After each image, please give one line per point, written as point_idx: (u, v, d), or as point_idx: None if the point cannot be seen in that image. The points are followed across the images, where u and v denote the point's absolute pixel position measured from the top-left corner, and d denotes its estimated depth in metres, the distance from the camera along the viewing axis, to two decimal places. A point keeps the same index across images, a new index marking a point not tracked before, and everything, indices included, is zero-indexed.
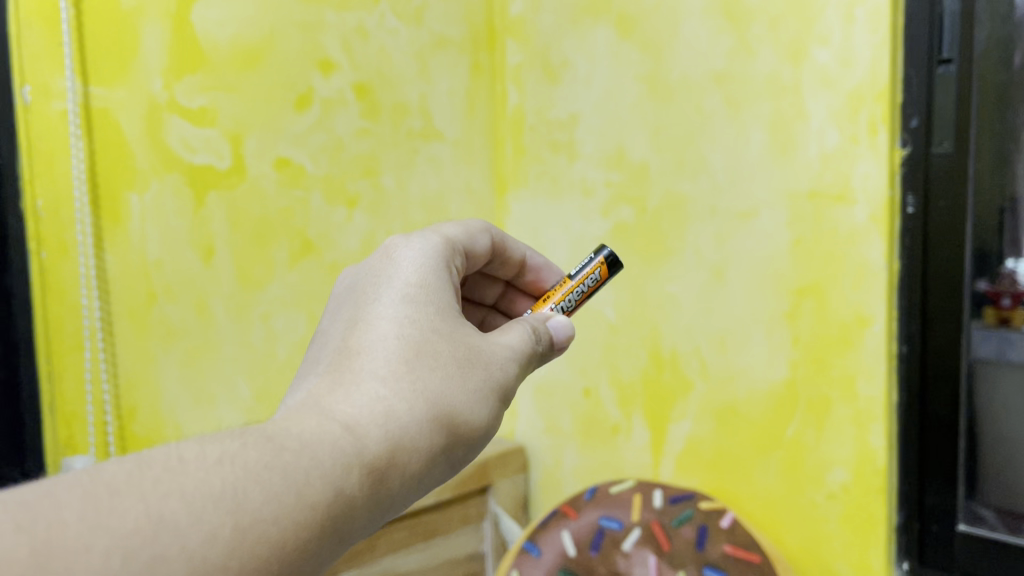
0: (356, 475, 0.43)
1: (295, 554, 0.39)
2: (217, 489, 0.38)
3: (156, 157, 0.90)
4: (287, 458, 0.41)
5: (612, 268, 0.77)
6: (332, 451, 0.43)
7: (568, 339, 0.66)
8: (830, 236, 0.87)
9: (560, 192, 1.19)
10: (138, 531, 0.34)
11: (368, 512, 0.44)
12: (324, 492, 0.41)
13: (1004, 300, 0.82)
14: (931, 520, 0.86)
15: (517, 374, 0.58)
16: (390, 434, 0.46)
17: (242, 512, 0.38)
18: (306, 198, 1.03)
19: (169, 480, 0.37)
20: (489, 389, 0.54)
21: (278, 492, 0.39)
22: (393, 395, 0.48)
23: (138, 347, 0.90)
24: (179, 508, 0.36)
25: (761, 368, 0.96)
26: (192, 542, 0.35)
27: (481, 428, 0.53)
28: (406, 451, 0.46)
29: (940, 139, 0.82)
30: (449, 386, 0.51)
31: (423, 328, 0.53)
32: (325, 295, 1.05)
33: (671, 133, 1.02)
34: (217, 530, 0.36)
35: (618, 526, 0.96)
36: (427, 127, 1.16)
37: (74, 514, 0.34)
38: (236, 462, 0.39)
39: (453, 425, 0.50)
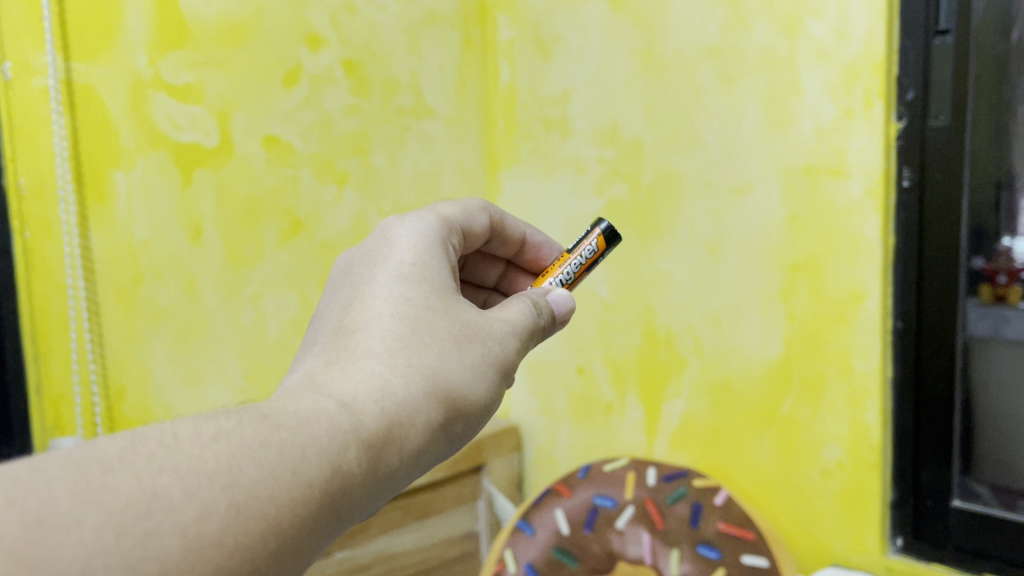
0: (353, 451, 0.42)
1: (293, 529, 0.39)
2: (212, 465, 0.37)
3: (142, 134, 0.88)
4: (283, 435, 0.40)
5: (612, 241, 0.76)
6: (328, 428, 0.42)
7: (568, 315, 0.65)
8: (825, 212, 0.86)
9: (552, 170, 1.18)
10: (131, 507, 0.33)
11: (367, 489, 0.43)
12: (321, 469, 0.40)
13: (999, 277, 0.80)
14: (926, 497, 0.85)
15: (519, 350, 0.57)
16: (388, 411, 0.45)
17: (239, 487, 0.37)
18: (296, 175, 1.01)
19: (163, 457, 0.36)
20: (489, 365, 0.53)
21: (274, 469, 0.38)
22: (391, 372, 0.47)
23: (126, 328, 0.90)
24: (172, 484, 0.35)
25: (756, 346, 0.95)
26: (187, 517, 0.34)
27: (481, 405, 0.52)
28: (405, 427, 0.46)
29: (937, 112, 0.80)
30: (448, 362, 0.50)
31: (420, 306, 0.52)
32: (315, 274, 1.05)
33: (664, 110, 1.01)
34: (212, 506, 0.35)
35: (612, 504, 0.96)
36: (417, 104, 1.15)
37: (66, 490, 0.33)
38: (231, 439, 0.39)
39: (452, 402, 0.49)
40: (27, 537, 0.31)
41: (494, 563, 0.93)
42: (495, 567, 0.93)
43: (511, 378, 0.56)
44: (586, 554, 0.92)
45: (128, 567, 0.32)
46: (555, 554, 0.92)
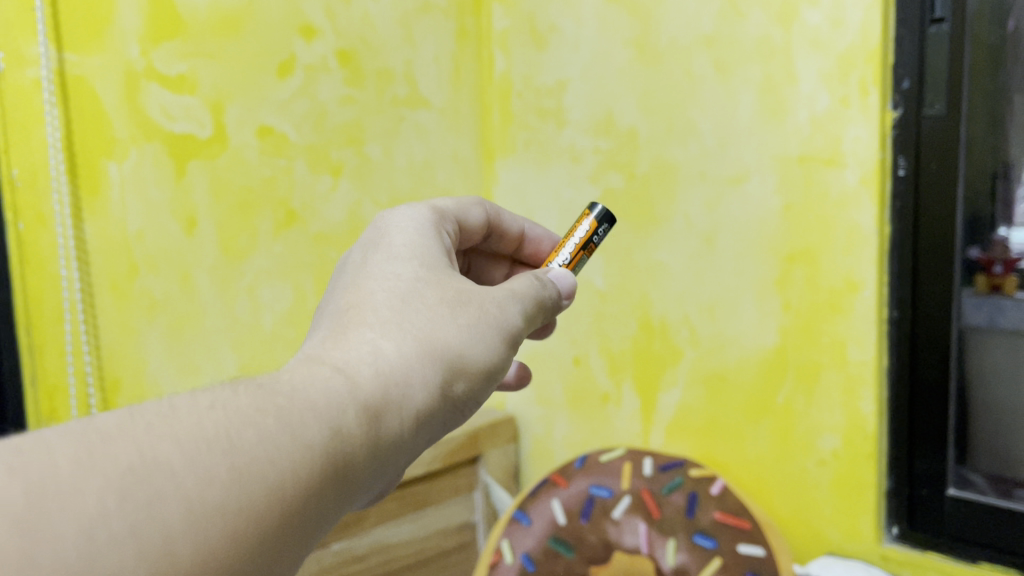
0: (352, 415, 0.41)
1: (301, 492, 0.37)
2: (211, 432, 0.36)
3: (135, 125, 0.88)
4: (280, 402, 0.39)
5: (606, 231, 0.76)
6: (323, 392, 0.41)
7: (571, 292, 0.65)
8: (820, 201, 0.86)
9: (548, 160, 1.18)
10: (132, 472, 0.32)
11: (373, 455, 0.42)
12: (322, 433, 0.39)
13: (995, 267, 0.80)
14: (921, 486, 0.85)
15: (524, 318, 0.56)
16: (384, 377, 0.44)
17: (240, 449, 0.36)
18: (290, 167, 1.01)
19: (161, 424, 0.35)
20: (492, 330, 0.52)
21: (275, 435, 0.37)
22: (386, 341, 0.46)
23: (121, 320, 0.89)
24: (172, 451, 0.34)
25: (751, 336, 0.95)
26: (189, 481, 0.33)
27: (487, 372, 0.51)
28: (405, 392, 0.45)
29: (932, 101, 0.80)
30: (447, 328, 0.49)
31: (415, 282, 0.51)
32: (309, 265, 1.04)
33: (660, 99, 1.01)
34: (214, 471, 0.34)
35: (608, 493, 0.96)
36: (412, 94, 1.15)
37: (65, 458, 0.32)
38: (230, 407, 0.38)
39: (456, 367, 0.48)
40: (25, 504, 0.29)
41: (491, 554, 0.93)
42: (492, 558, 0.93)
43: (515, 348, 0.55)
44: (582, 543, 0.92)
45: (131, 532, 0.31)
46: (552, 543, 0.92)
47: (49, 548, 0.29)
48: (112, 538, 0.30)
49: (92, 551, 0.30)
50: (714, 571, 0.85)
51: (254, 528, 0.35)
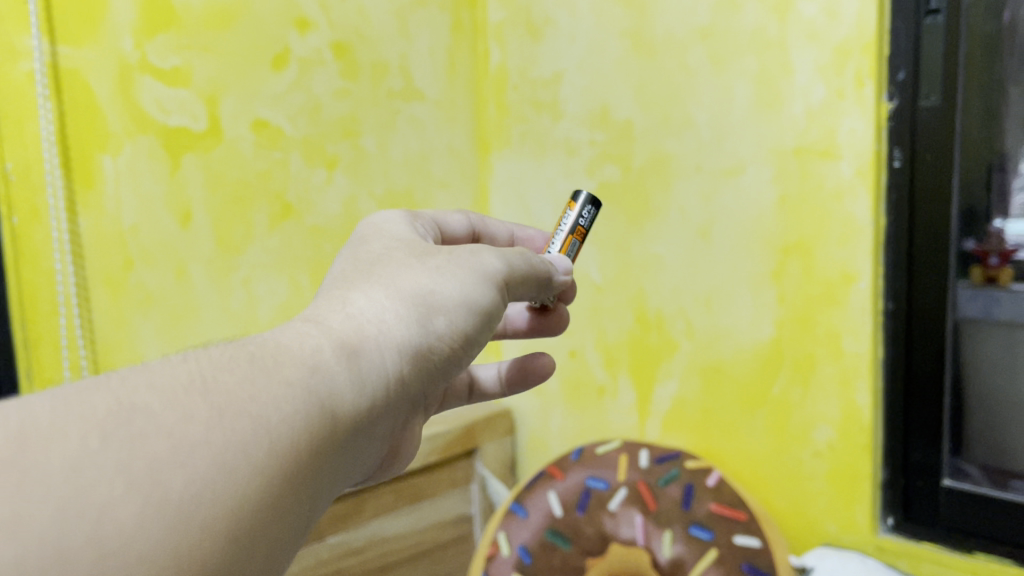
0: (329, 357, 0.41)
1: (289, 429, 0.37)
2: (187, 379, 0.36)
3: (129, 118, 0.88)
4: (251, 352, 0.39)
5: (592, 211, 0.71)
6: (295, 342, 0.41)
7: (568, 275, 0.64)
8: (816, 193, 0.86)
9: (543, 153, 1.18)
10: (111, 416, 0.32)
11: (358, 390, 0.41)
12: (297, 373, 0.39)
13: (991, 258, 0.80)
14: (916, 477, 0.86)
15: (515, 260, 0.55)
16: (359, 322, 0.44)
17: (216, 390, 0.36)
18: (285, 160, 1.01)
19: (136, 377, 0.35)
20: (478, 269, 0.51)
21: (250, 377, 0.37)
22: (358, 295, 0.46)
23: (116, 314, 0.89)
24: (149, 396, 0.34)
25: (746, 328, 0.95)
26: (169, 417, 0.33)
27: (478, 310, 0.50)
28: (382, 332, 0.44)
29: (927, 93, 0.79)
30: (424, 272, 0.49)
31: (387, 249, 0.52)
32: (304, 259, 1.04)
33: (655, 91, 1.01)
34: (193, 410, 0.34)
35: (605, 486, 0.96)
36: (407, 87, 1.14)
37: (46, 409, 0.32)
38: (202, 360, 0.38)
39: (438, 304, 0.47)
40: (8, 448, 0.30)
41: (488, 546, 0.94)
42: (488, 550, 0.93)
43: (508, 295, 0.54)
44: (579, 536, 0.93)
45: (118, 464, 0.31)
46: (548, 536, 0.93)
47: (36, 483, 0.29)
48: (99, 471, 0.30)
49: (80, 484, 0.30)
50: (709, 563, 0.85)
51: (247, 458, 0.34)
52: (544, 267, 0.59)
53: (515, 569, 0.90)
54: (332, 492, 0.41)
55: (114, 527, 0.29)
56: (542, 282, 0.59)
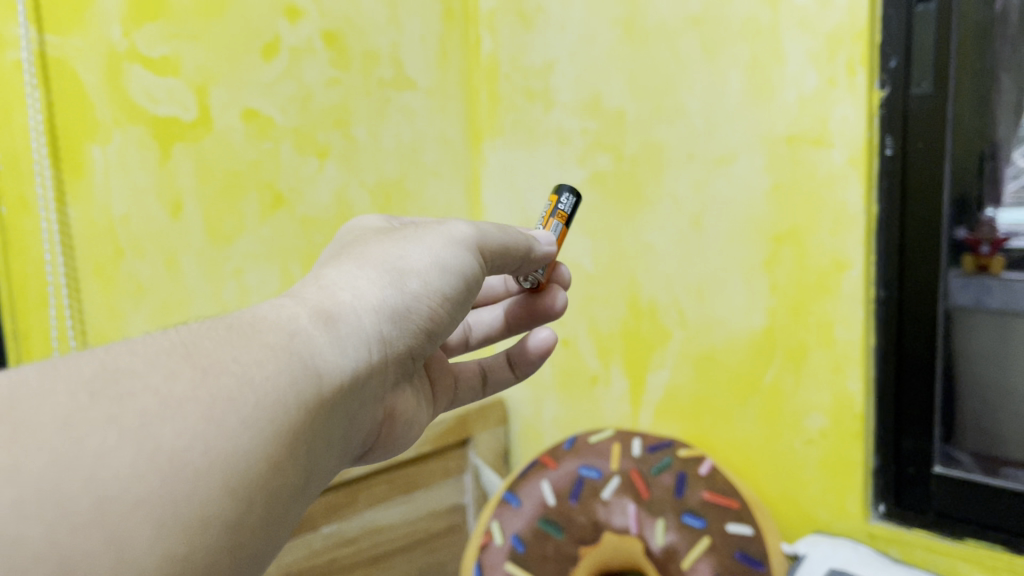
0: (306, 320, 0.41)
1: (274, 384, 0.37)
2: (169, 345, 0.36)
3: (118, 108, 0.87)
4: (229, 321, 0.40)
5: (572, 198, 0.70)
6: (273, 311, 0.41)
7: (549, 252, 0.63)
8: (808, 180, 0.86)
9: (535, 142, 1.17)
10: (98, 377, 0.33)
11: (340, 352, 0.42)
12: (276, 334, 0.39)
13: (982, 247, 0.80)
14: (907, 463, 0.86)
15: (493, 229, 0.55)
16: (336, 290, 0.45)
17: (198, 354, 0.36)
18: (276, 149, 1.00)
19: (119, 346, 0.36)
20: (453, 237, 0.51)
21: (229, 341, 0.38)
22: (333, 270, 0.47)
23: (107, 305, 0.89)
24: (133, 359, 0.34)
25: (739, 316, 0.95)
26: (155, 377, 0.34)
27: (457, 276, 0.50)
28: (359, 298, 0.45)
29: (919, 81, 0.79)
30: (396, 244, 0.49)
31: (361, 235, 0.53)
32: (296, 249, 1.04)
33: (648, 79, 1.01)
34: (177, 369, 0.35)
35: (597, 475, 0.97)
36: (399, 76, 1.14)
37: (36, 373, 0.32)
38: (182, 331, 0.38)
39: (414, 270, 0.48)
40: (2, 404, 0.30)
41: (481, 535, 0.94)
42: (482, 539, 0.93)
43: (488, 266, 0.54)
44: (572, 524, 0.93)
45: (109, 418, 0.31)
46: (541, 524, 0.93)
47: (30, 434, 0.29)
48: (90, 423, 0.31)
49: (73, 436, 0.30)
50: (703, 550, 0.85)
51: (236, 412, 0.35)
52: (525, 237, 0.59)
53: (509, 559, 0.90)
54: (327, 455, 0.41)
55: (110, 473, 0.30)
56: (524, 256, 0.59)
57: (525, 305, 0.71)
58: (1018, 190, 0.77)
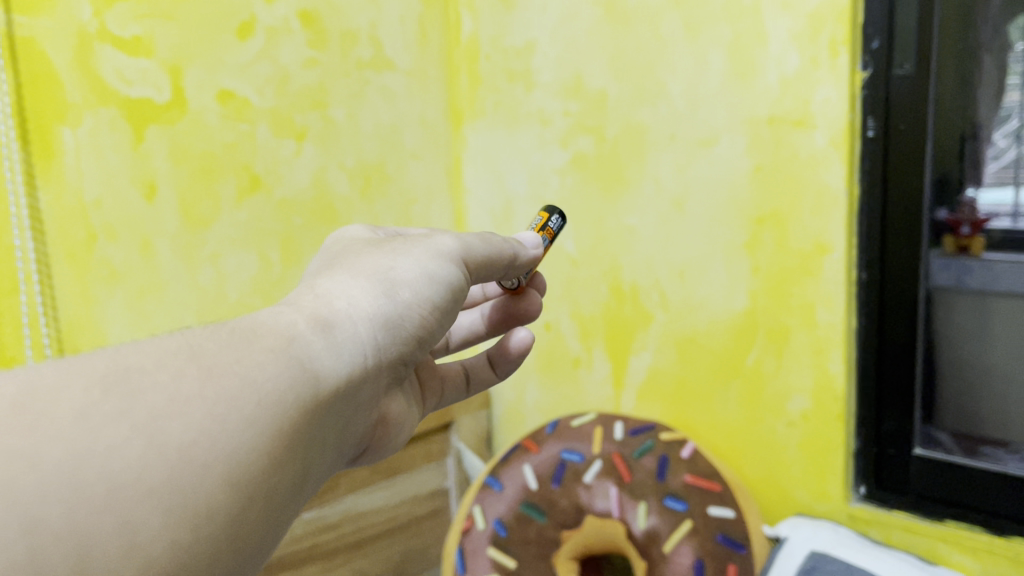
0: (305, 325, 0.40)
1: (277, 386, 0.36)
2: (174, 346, 0.36)
3: (89, 89, 0.85)
4: (229, 325, 0.39)
5: (561, 223, 0.69)
6: (272, 315, 0.40)
7: (538, 252, 0.63)
8: (789, 162, 0.85)
9: (517, 123, 1.16)
10: (108, 373, 0.32)
11: (338, 357, 0.41)
12: (277, 337, 0.38)
13: (963, 228, 0.81)
14: (888, 445, 0.86)
15: (479, 241, 0.54)
16: (332, 296, 0.44)
17: (204, 354, 0.35)
18: (252, 131, 0.99)
19: (128, 344, 0.35)
20: (440, 249, 0.50)
21: (232, 344, 0.37)
22: (327, 277, 0.46)
23: (80, 290, 0.88)
24: (141, 357, 0.34)
25: (721, 299, 0.95)
26: (162, 375, 0.33)
27: (448, 285, 0.49)
28: (353, 306, 0.43)
29: (901, 61, 0.78)
30: (390, 253, 0.48)
31: (354, 243, 0.52)
32: (273, 233, 1.02)
33: (629, 60, 1.00)
34: (184, 368, 0.34)
35: (580, 458, 0.96)
36: (377, 57, 1.12)
37: (51, 368, 0.32)
38: (185, 332, 0.38)
39: (405, 280, 0.47)
40: (16, 398, 0.30)
41: (464, 520, 0.95)
42: (465, 524, 0.94)
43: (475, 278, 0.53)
44: (554, 508, 0.93)
45: (122, 412, 0.31)
46: (523, 509, 0.93)
47: (47, 424, 0.29)
48: (103, 417, 0.30)
49: (87, 427, 0.30)
50: (684, 534, 0.85)
51: (239, 412, 0.34)
52: (509, 245, 0.58)
53: (492, 544, 0.91)
54: (324, 459, 0.40)
55: (119, 465, 0.29)
56: (509, 265, 0.58)
57: (504, 308, 0.71)
58: (999, 171, 0.79)
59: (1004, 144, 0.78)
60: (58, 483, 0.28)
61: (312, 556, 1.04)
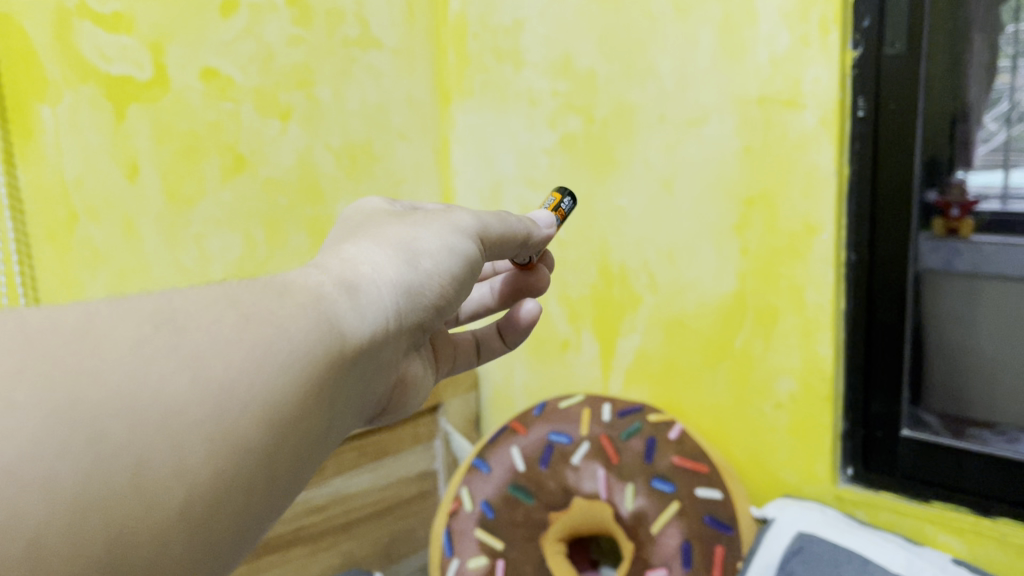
0: (331, 286, 0.39)
1: (310, 337, 0.35)
2: (212, 292, 0.35)
3: (69, 66, 0.84)
4: (261, 279, 0.38)
5: (573, 205, 0.68)
6: (301, 274, 0.40)
7: (550, 229, 0.62)
8: (779, 142, 0.85)
9: (505, 103, 1.15)
10: (153, 311, 0.32)
11: (364, 318, 0.40)
12: (307, 292, 0.38)
13: (952, 210, 0.79)
14: (876, 427, 0.86)
15: (494, 218, 0.53)
16: (357, 260, 0.43)
17: (242, 301, 0.35)
18: (236, 110, 0.97)
19: (168, 289, 0.35)
20: (459, 223, 0.49)
21: (265, 293, 0.36)
22: (351, 244, 0.45)
23: (61, 272, 0.87)
24: (182, 299, 0.33)
25: (709, 281, 0.95)
26: (204, 317, 0.33)
27: (466, 258, 0.48)
28: (378, 271, 0.42)
29: (892, 41, 0.77)
30: (410, 224, 0.48)
31: (374, 214, 0.51)
32: (258, 213, 1.01)
33: (619, 39, 0.98)
34: (224, 312, 0.33)
35: (567, 440, 0.96)
36: (364, 35, 1.10)
37: (97, 303, 0.31)
38: (219, 283, 0.37)
39: (427, 250, 0.46)
40: (69, 326, 0.29)
41: (452, 501, 0.96)
42: (452, 505, 0.95)
43: (490, 253, 0.53)
44: (542, 490, 0.93)
45: (169, 346, 0.30)
46: (511, 490, 0.94)
47: (101, 351, 0.29)
48: (152, 348, 0.30)
49: (138, 357, 0.29)
50: (672, 515, 0.86)
51: (277, 356, 0.33)
52: (523, 225, 0.57)
53: (479, 526, 0.92)
54: (347, 417, 0.39)
55: (170, 398, 0.29)
56: (522, 244, 0.57)
57: (514, 282, 0.70)
58: (988, 153, 0.76)
59: (993, 128, 0.75)
60: (117, 407, 0.27)
61: (298, 540, 1.03)
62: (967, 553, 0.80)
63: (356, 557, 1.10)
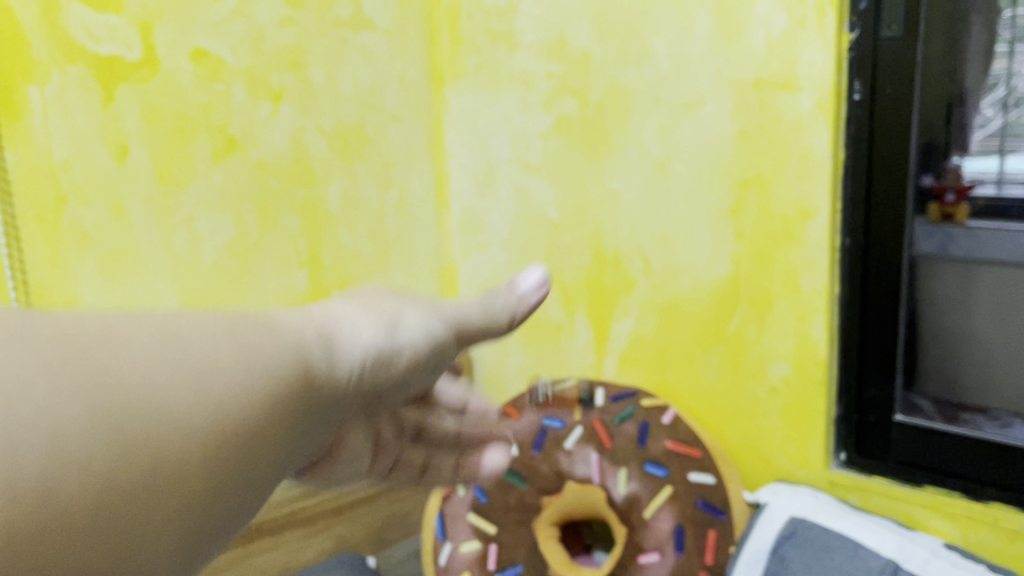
0: (302, 351, 0.33)
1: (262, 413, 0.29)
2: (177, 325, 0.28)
3: (57, 45, 0.83)
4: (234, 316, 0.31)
5: None
6: (277, 323, 0.33)
7: (541, 295, 0.46)
8: (775, 125, 0.84)
9: (499, 85, 1.14)
10: (99, 335, 0.25)
11: (320, 391, 0.33)
12: (278, 353, 0.31)
13: (948, 195, 0.79)
14: (870, 412, 0.85)
15: (497, 290, 0.45)
16: (337, 324, 0.36)
17: (207, 347, 0.28)
18: (227, 91, 0.97)
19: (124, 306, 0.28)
20: (453, 315, 0.42)
21: (236, 345, 0.30)
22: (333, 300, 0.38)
23: (49, 254, 0.85)
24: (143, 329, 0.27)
25: (704, 264, 0.94)
26: (153, 359, 0.26)
27: (448, 350, 0.42)
28: (354, 339, 0.36)
29: (889, 22, 0.76)
30: (402, 299, 0.41)
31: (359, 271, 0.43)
32: (249, 195, 1.00)
33: (614, 21, 0.98)
34: (189, 361, 0.27)
35: (561, 425, 0.95)
36: (356, 16, 1.09)
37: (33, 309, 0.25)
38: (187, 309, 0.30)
39: (410, 332, 0.39)
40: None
41: (446, 485, 0.96)
42: (446, 489, 0.96)
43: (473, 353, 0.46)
44: (535, 475, 0.93)
45: (99, 390, 0.24)
46: (504, 474, 0.94)
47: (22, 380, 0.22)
48: (80, 395, 0.23)
49: (62, 399, 0.23)
50: (665, 499, 0.86)
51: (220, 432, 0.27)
52: (505, 306, 0.45)
53: (472, 510, 0.93)
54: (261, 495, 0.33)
55: (150, 400, 0.25)
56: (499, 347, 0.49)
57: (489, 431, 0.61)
58: (984, 140, 0.77)
59: (991, 114, 0.76)
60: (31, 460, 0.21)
61: (292, 524, 1.04)
62: (958, 537, 0.80)
63: (350, 541, 1.11)
